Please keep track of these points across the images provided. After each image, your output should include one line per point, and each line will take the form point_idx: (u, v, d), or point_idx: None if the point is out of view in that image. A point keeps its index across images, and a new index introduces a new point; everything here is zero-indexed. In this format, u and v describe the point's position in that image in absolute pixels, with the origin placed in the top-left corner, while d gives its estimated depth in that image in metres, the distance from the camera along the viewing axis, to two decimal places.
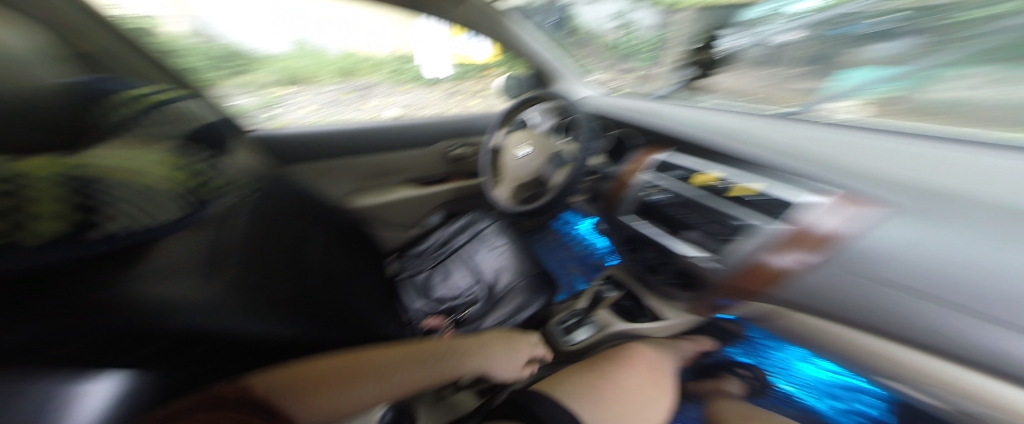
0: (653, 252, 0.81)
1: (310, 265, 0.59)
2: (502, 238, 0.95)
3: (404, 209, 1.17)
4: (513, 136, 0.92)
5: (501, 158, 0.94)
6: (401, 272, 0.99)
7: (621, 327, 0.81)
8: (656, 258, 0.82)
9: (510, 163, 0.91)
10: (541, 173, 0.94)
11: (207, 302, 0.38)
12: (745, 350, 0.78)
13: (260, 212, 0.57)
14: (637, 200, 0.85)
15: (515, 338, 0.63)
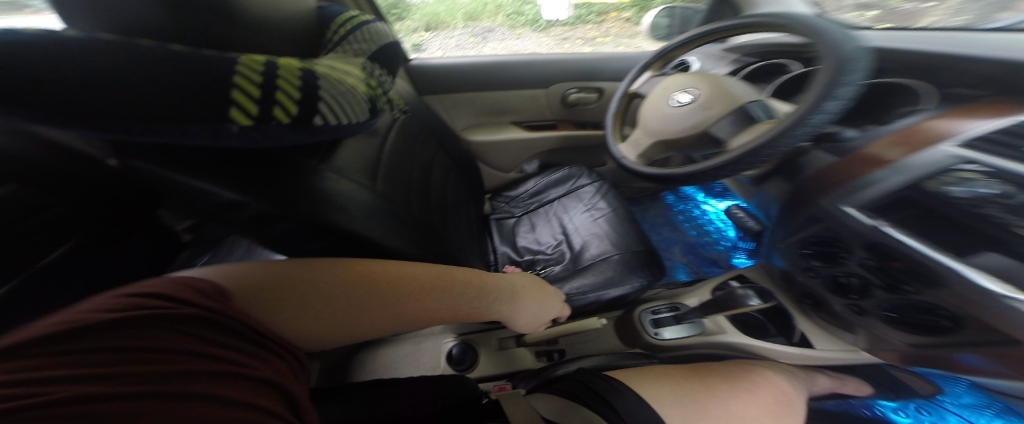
0: (866, 269, 0.55)
1: (432, 202, 0.62)
2: (612, 202, 0.91)
3: (513, 152, 1.09)
4: (670, 78, 0.68)
5: (642, 106, 0.72)
6: (492, 214, 1.01)
7: (738, 341, 0.78)
8: (889, 289, 0.53)
9: (653, 110, 0.67)
10: (705, 130, 0.61)
11: (367, 207, 0.40)
12: (900, 410, 0.86)
13: (404, 139, 0.62)
14: (905, 189, 0.45)
15: (546, 292, 0.65)
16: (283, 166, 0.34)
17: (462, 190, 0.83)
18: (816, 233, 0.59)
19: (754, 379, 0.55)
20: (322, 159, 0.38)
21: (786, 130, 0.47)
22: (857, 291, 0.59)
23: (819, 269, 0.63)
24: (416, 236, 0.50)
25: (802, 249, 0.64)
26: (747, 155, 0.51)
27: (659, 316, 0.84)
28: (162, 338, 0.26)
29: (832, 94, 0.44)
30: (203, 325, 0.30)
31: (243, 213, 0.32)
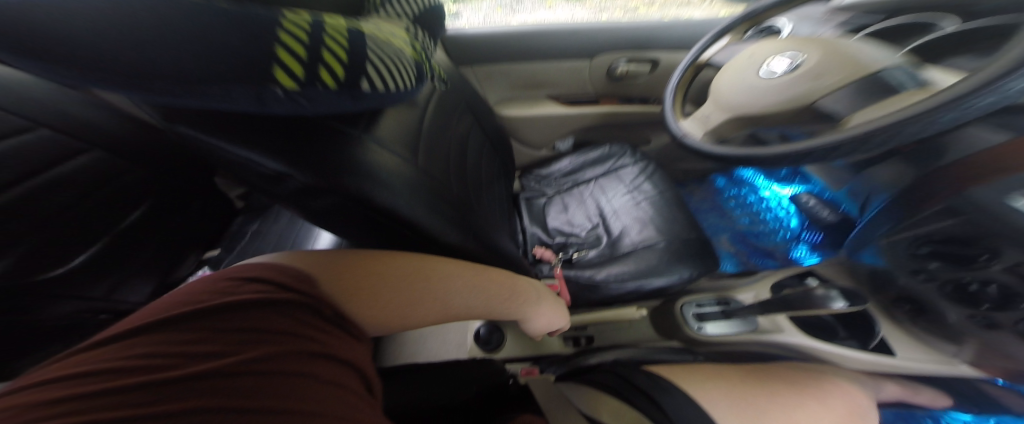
0: (1014, 276, 0.46)
1: (468, 179, 0.60)
2: (660, 186, 0.84)
3: (549, 128, 1.03)
4: (758, 44, 0.60)
5: (720, 76, 0.64)
6: (521, 192, 0.96)
7: (794, 341, 0.73)
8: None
9: (732, 80, 0.60)
10: (814, 103, 0.53)
11: (409, 184, 0.38)
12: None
13: (442, 112, 0.58)
14: None
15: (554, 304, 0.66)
16: (327, 137, 0.32)
17: (494, 167, 0.81)
18: (942, 230, 0.51)
19: (806, 390, 0.55)
20: (364, 131, 0.36)
21: (943, 105, 0.37)
22: (996, 300, 0.50)
23: (939, 271, 0.54)
24: (460, 214, 0.47)
25: (917, 249, 0.56)
26: (879, 132, 0.42)
27: (705, 309, 0.80)
28: (205, 329, 0.28)
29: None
30: (248, 297, 0.31)
31: (291, 186, 0.31)
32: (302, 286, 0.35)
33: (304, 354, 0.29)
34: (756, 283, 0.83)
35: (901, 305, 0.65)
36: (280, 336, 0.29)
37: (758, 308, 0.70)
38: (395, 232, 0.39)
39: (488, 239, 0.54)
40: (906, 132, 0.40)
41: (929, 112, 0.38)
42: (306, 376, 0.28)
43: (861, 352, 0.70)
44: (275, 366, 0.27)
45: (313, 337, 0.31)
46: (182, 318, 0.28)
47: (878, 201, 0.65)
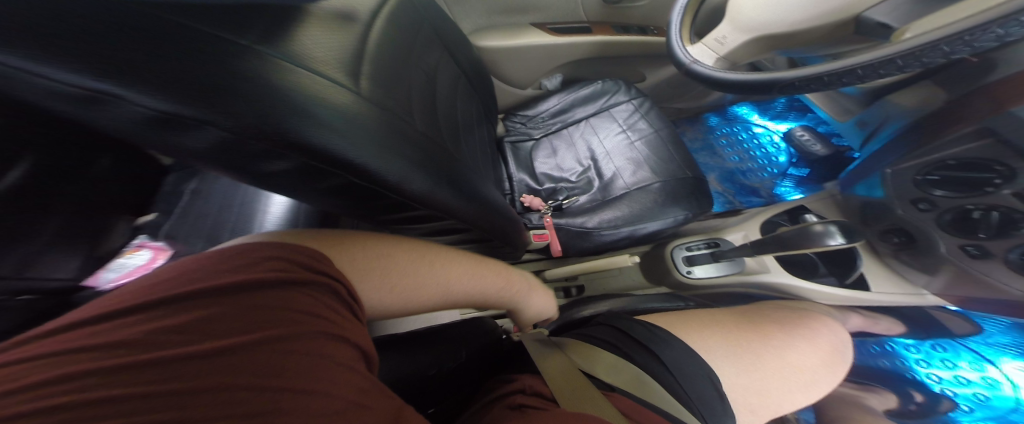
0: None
1: (438, 120, 0.50)
2: (657, 124, 0.76)
3: (530, 64, 0.88)
4: None
5: None
6: (504, 135, 0.83)
7: (778, 281, 0.73)
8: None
9: None
10: (858, 16, 0.44)
11: (347, 114, 0.27)
12: (911, 347, 0.82)
13: (400, 32, 0.46)
14: None
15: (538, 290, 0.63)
16: (183, 38, 0.20)
17: (472, 107, 0.69)
18: (958, 155, 0.45)
19: (791, 329, 0.58)
20: (261, 39, 0.25)
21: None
22: (993, 227, 0.48)
23: (941, 199, 0.50)
24: (432, 162, 0.37)
25: (924, 175, 0.50)
26: (928, 46, 0.33)
27: (694, 253, 0.77)
28: (195, 310, 0.21)
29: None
30: (248, 273, 0.24)
31: (134, 120, 0.20)
32: (309, 259, 0.29)
33: (319, 335, 0.23)
34: (748, 223, 0.79)
35: (892, 237, 0.63)
36: (290, 316, 0.23)
37: (750, 249, 0.65)
38: (336, 185, 0.30)
39: (472, 186, 0.44)
40: (958, 43, 0.32)
41: (1013, 13, 0.28)
42: (322, 360, 0.22)
43: (840, 289, 0.72)
44: (288, 352, 0.21)
45: (325, 314, 0.25)
46: (156, 303, 0.21)
47: (890, 130, 0.56)
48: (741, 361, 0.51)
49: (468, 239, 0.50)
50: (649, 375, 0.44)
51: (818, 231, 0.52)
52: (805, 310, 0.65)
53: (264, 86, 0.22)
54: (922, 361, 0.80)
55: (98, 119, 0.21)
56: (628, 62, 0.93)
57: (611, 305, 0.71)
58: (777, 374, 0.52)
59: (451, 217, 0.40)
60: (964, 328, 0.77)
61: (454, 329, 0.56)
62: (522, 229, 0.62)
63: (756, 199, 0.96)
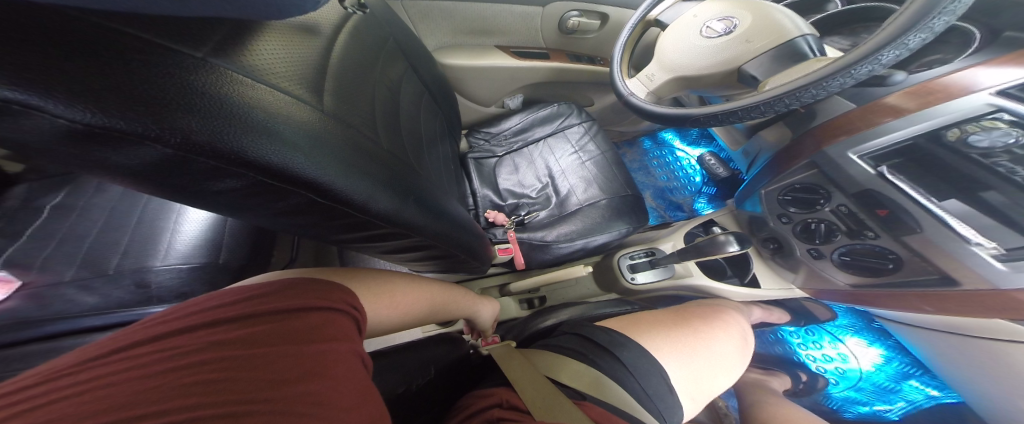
0: (837, 215, 0.55)
1: (403, 135, 0.49)
2: (605, 146, 0.84)
3: (489, 83, 0.92)
4: (702, 4, 0.58)
5: (663, 37, 0.61)
6: (468, 151, 0.85)
7: (700, 283, 0.85)
8: (846, 231, 0.56)
9: (673, 42, 0.59)
10: (740, 67, 0.53)
11: (310, 133, 0.26)
12: (794, 333, 1.01)
13: (363, 49, 0.46)
14: (890, 147, 0.44)
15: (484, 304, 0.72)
16: (114, 46, 0.19)
17: (437, 122, 0.70)
18: (801, 180, 0.57)
19: (711, 322, 0.68)
20: (214, 52, 0.23)
21: (840, 70, 0.38)
22: (822, 236, 0.61)
23: (793, 214, 0.62)
24: (397, 179, 0.37)
25: (783, 195, 0.62)
26: (778, 98, 0.43)
27: (636, 261, 0.86)
28: (260, 325, 0.28)
29: (923, 24, 0.34)
30: (296, 300, 0.31)
31: (48, 135, 0.17)
32: (338, 291, 0.36)
33: (347, 349, 0.29)
34: (675, 234, 0.91)
35: (769, 243, 0.76)
36: (327, 333, 0.29)
37: (677, 256, 0.75)
38: (295, 204, 0.28)
39: (436, 202, 0.44)
40: (794, 99, 0.43)
41: (828, 76, 0.40)
42: (342, 364, 0.27)
43: (746, 286, 0.85)
44: (325, 356, 0.26)
45: (345, 335, 0.30)
46: (234, 319, 0.28)
47: (761, 160, 0.67)
48: (682, 355, 0.59)
49: (430, 255, 0.50)
50: (610, 379, 0.48)
51: (721, 240, 0.63)
52: (719, 305, 0.77)
53: (214, 99, 0.21)
54: (802, 344, 1.00)
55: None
56: (581, 87, 1.02)
57: (573, 313, 0.76)
58: (707, 361, 0.61)
59: (417, 234, 0.40)
60: (825, 313, 0.97)
61: (413, 349, 0.54)
62: (489, 244, 0.64)
63: (683, 213, 1.11)
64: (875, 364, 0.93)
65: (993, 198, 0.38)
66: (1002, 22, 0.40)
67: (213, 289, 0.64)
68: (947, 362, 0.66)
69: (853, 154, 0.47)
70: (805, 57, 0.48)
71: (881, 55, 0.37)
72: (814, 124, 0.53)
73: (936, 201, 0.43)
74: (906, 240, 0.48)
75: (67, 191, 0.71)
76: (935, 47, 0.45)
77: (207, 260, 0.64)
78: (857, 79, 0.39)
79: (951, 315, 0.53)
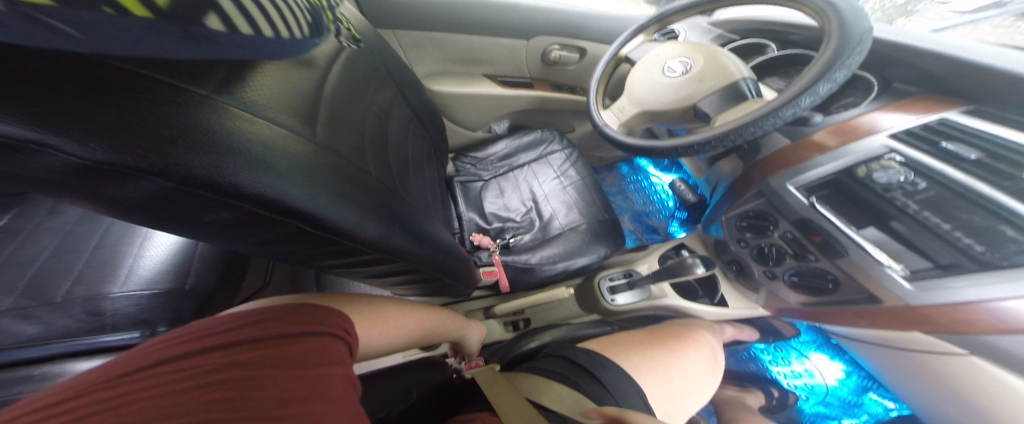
0: (785, 240, 0.61)
1: (390, 161, 0.51)
2: (585, 171, 0.88)
3: (475, 109, 0.96)
4: (663, 45, 0.65)
5: (631, 73, 0.68)
6: (454, 175, 0.88)
7: (674, 303, 0.89)
8: (793, 254, 0.61)
9: (639, 79, 0.66)
10: (695, 104, 0.59)
11: (303, 165, 0.28)
12: (765, 350, 1.07)
13: (354, 81, 0.48)
14: (819, 180, 0.50)
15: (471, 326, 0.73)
16: (127, 88, 0.20)
17: (423, 146, 0.73)
18: (754, 208, 0.62)
19: (683, 341, 0.72)
20: (220, 91, 0.25)
21: (768, 113, 0.45)
22: (774, 259, 0.66)
23: (750, 239, 0.67)
24: (384, 206, 0.38)
25: (740, 222, 0.68)
26: (725, 135, 0.49)
27: (615, 283, 0.89)
28: (268, 348, 0.31)
29: (828, 76, 0.42)
30: (297, 327, 0.34)
31: (62, 171, 0.18)
32: (334, 318, 0.40)
33: (341, 373, 0.32)
34: (650, 256, 0.95)
35: (732, 265, 0.81)
36: (325, 358, 0.33)
37: (652, 278, 0.79)
38: (285, 233, 0.29)
39: (422, 227, 0.46)
40: (738, 136, 0.49)
41: (763, 117, 0.46)
42: (337, 386, 0.30)
43: (716, 306, 0.89)
44: (321, 379, 0.30)
45: (339, 359, 0.34)
46: (240, 343, 0.31)
47: (722, 189, 0.73)
48: (657, 374, 0.61)
49: (415, 279, 0.51)
50: (592, 400, 0.49)
51: (688, 263, 0.68)
52: (690, 324, 0.81)
53: (219, 136, 0.23)
54: (773, 361, 1.05)
55: (13, 172, 0.18)
56: (563, 115, 1.08)
57: (556, 335, 0.78)
58: (681, 378, 0.64)
59: (402, 259, 0.41)
60: (790, 331, 1.01)
61: (387, 375, 0.53)
62: (473, 266, 0.65)
63: (659, 236, 1.17)
64: (838, 379, 0.99)
65: (897, 228, 0.45)
66: (891, 74, 0.49)
67: (176, 315, 0.61)
68: (891, 374, 0.71)
69: (791, 186, 0.53)
70: (746, 97, 0.55)
71: (800, 101, 0.44)
72: (760, 157, 0.59)
73: (856, 229, 0.49)
74: (839, 263, 0.54)
75: (18, 214, 0.67)
76: (847, 90, 0.53)
77: (171, 286, 0.61)
78: (785, 120, 0.46)
79: (879, 329, 0.59)
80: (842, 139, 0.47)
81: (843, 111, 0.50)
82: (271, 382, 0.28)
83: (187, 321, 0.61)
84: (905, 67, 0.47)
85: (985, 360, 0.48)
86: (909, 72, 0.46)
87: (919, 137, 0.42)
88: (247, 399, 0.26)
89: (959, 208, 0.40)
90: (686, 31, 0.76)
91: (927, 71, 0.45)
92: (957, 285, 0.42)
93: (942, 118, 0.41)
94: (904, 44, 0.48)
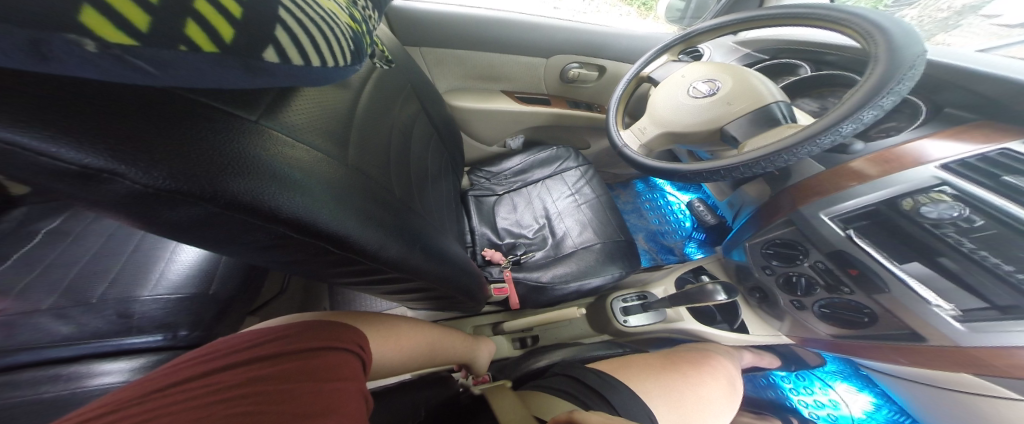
0: (816, 270, 0.59)
1: (412, 178, 0.52)
2: (601, 190, 0.88)
3: (495, 125, 0.98)
4: (688, 66, 0.66)
5: (654, 93, 0.68)
6: (468, 189, 0.89)
7: (691, 327, 0.87)
8: (824, 285, 0.59)
9: (663, 99, 0.66)
10: (722, 127, 0.59)
11: (335, 187, 0.29)
12: (785, 378, 1.02)
13: (383, 100, 0.50)
14: (860, 210, 0.49)
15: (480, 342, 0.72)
16: (186, 115, 0.21)
17: (441, 161, 0.74)
18: (781, 236, 0.61)
19: (700, 367, 0.69)
20: (265, 116, 0.26)
21: (804, 140, 0.45)
22: (803, 288, 0.64)
23: (776, 268, 0.65)
24: (407, 225, 0.39)
25: (764, 249, 0.66)
26: (756, 161, 0.49)
27: (628, 304, 0.88)
28: (289, 363, 0.32)
29: (874, 102, 0.41)
30: (315, 341, 0.35)
31: (122, 196, 0.20)
32: (349, 333, 0.40)
33: (356, 388, 0.32)
34: (667, 278, 0.93)
35: (755, 292, 0.79)
36: (339, 373, 0.33)
37: (668, 302, 0.77)
38: (315, 253, 0.30)
39: (440, 246, 0.46)
40: (771, 164, 0.48)
41: (798, 144, 0.46)
42: (351, 401, 0.30)
43: (736, 332, 0.86)
44: (338, 395, 0.29)
45: (353, 374, 0.34)
46: (266, 357, 0.32)
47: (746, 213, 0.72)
48: (671, 401, 0.59)
49: (429, 296, 0.51)
50: None
51: (708, 289, 0.66)
52: (708, 351, 0.78)
53: (264, 161, 0.23)
54: (794, 390, 1.00)
55: (79, 197, 0.20)
56: (581, 132, 1.09)
57: (565, 354, 0.76)
58: (697, 408, 0.61)
59: (420, 277, 0.41)
60: (815, 359, 1.00)
61: (399, 393, 0.53)
62: (485, 282, 0.65)
63: (675, 256, 1.15)
64: (867, 412, 0.92)
65: (947, 263, 0.43)
66: (943, 98, 0.47)
67: (198, 320, 0.62)
68: (930, 413, 0.67)
69: (825, 215, 0.52)
70: (779, 121, 0.54)
71: (838, 128, 0.43)
72: (792, 181, 0.58)
73: (898, 263, 0.47)
74: (878, 298, 0.51)
75: (62, 217, 0.70)
76: (891, 115, 0.52)
77: (196, 291, 0.63)
78: (824, 147, 0.45)
79: (924, 368, 0.55)
80: (885, 167, 0.46)
81: (885, 137, 0.49)
82: (288, 398, 0.28)
83: (209, 326, 0.62)
84: (956, 92, 0.46)
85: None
86: (963, 96, 0.45)
87: (972, 169, 0.40)
88: (265, 414, 0.26)
89: (1013, 246, 0.38)
90: (711, 51, 0.77)
91: (981, 98, 0.43)
92: (1020, 330, 0.39)
93: (1002, 149, 0.37)
94: (954, 68, 0.47)
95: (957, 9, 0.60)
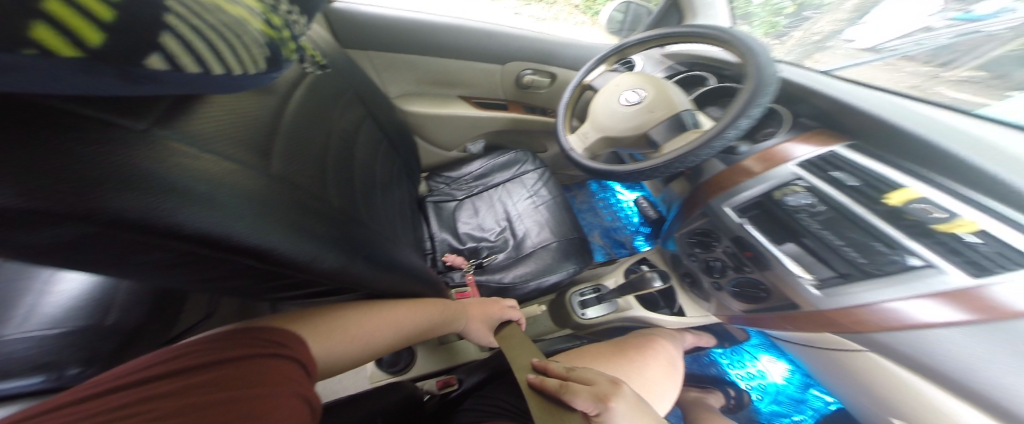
0: (726, 254, 0.67)
1: (355, 186, 0.51)
2: (557, 190, 0.92)
3: (450, 129, 0.99)
4: (621, 75, 0.72)
5: (596, 99, 0.74)
6: (428, 195, 0.90)
7: (638, 313, 0.93)
8: (732, 265, 0.67)
9: (599, 105, 0.71)
10: (646, 132, 0.65)
11: (250, 200, 0.28)
12: (723, 355, 1.14)
13: (316, 106, 0.48)
14: (748, 198, 0.57)
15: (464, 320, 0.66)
16: (52, 129, 0.20)
17: (393, 168, 0.73)
18: (700, 225, 0.69)
19: (643, 352, 0.75)
20: (157, 125, 0.25)
21: (704, 144, 0.52)
22: (718, 271, 0.72)
23: (699, 254, 0.74)
24: (342, 234, 0.38)
25: (689, 238, 0.74)
26: (670, 163, 0.55)
27: (585, 297, 0.93)
28: (208, 373, 0.30)
29: (746, 112, 0.49)
30: (239, 349, 0.34)
31: None
32: (273, 337, 0.38)
33: (286, 393, 0.31)
34: (617, 270, 1.00)
35: (686, 278, 0.87)
36: (269, 378, 0.32)
37: (618, 291, 0.84)
38: (233, 269, 0.28)
39: (386, 253, 0.46)
40: (679, 165, 0.55)
41: (700, 147, 0.53)
42: (275, 405, 0.29)
43: (676, 315, 0.94)
44: (261, 400, 0.28)
45: (289, 378, 0.33)
46: (180, 371, 0.31)
47: (675, 206, 0.80)
48: None
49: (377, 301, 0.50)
50: None
51: (647, 277, 0.73)
52: (651, 335, 0.85)
53: (150, 173, 0.22)
54: (730, 364, 1.13)
55: None
56: (535, 135, 1.13)
57: None
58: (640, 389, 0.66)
59: (362, 286, 0.41)
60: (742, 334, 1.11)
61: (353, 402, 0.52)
62: (445, 290, 0.65)
63: (625, 250, 1.23)
64: (784, 377, 1.07)
65: (808, 243, 0.52)
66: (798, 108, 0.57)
67: (93, 355, 0.54)
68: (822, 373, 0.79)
69: (726, 206, 0.61)
70: (688, 127, 0.62)
71: (726, 133, 0.50)
72: (703, 179, 0.66)
73: (776, 245, 0.56)
74: (767, 274, 0.60)
75: None
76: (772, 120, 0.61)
77: (91, 322, 0.56)
78: (719, 149, 0.53)
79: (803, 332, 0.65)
80: (767, 165, 0.55)
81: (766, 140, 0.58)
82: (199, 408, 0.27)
83: (110, 361, 0.55)
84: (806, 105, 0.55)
85: (877, 355, 0.56)
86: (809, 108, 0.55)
87: (815, 165, 0.50)
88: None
89: (846, 227, 0.48)
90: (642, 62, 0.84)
91: None
92: (855, 292, 0.49)
93: (833, 151, 0.49)
94: (807, 84, 0.57)
95: (826, 33, 0.69)
